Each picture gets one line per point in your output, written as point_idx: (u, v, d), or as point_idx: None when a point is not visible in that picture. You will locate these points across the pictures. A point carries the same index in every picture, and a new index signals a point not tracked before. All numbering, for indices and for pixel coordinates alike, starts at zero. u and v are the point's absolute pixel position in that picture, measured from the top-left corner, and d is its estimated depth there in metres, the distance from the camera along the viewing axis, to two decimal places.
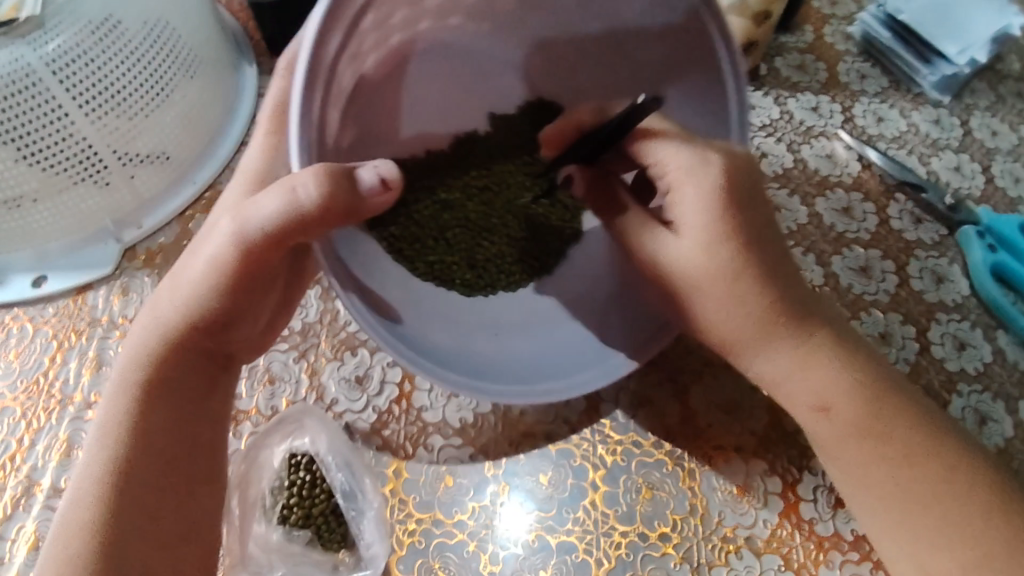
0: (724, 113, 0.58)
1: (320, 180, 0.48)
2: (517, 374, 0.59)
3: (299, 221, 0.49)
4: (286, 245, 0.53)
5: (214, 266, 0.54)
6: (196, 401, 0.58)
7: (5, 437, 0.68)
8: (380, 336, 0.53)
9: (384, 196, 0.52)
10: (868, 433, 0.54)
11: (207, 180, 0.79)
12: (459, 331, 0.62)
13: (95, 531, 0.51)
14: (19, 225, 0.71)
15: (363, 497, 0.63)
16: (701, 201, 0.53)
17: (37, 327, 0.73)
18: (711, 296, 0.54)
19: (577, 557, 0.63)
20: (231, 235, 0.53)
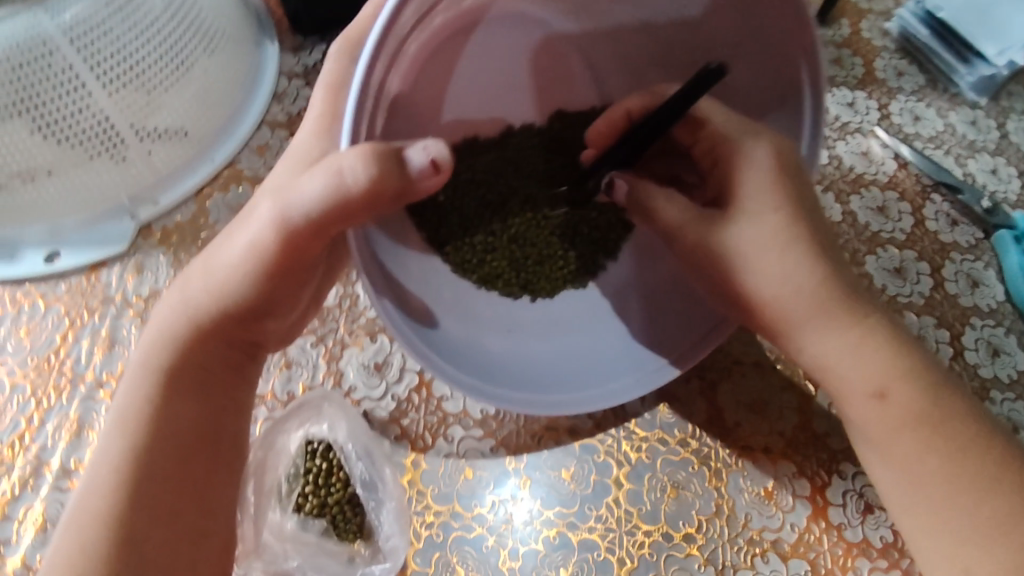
0: (797, 86, 0.57)
1: (367, 163, 0.46)
2: (535, 378, 0.59)
3: (345, 203, 0.48)
4: (324, 232, 0.52)
5: (253, 249, 0.53)
6: (222, 390, 0.56)
7: (14, 415, 0.67)
8: (400, 336, 0.54)
9: (436, 180, 0.48)
10: (915, 432, 0.51)
11: (226, 158, 0.76)
12: (477, 323, 0.61)
13: (111, 519, 0.49)
14: (33, 199, 0.69)
15: (383, 488, 0.62)
16: (762, 191, 0.54)
17: (49, 304, 0.72)
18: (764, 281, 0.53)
19: (599, 555, 0.61)
20: (272, 221, 0.52)
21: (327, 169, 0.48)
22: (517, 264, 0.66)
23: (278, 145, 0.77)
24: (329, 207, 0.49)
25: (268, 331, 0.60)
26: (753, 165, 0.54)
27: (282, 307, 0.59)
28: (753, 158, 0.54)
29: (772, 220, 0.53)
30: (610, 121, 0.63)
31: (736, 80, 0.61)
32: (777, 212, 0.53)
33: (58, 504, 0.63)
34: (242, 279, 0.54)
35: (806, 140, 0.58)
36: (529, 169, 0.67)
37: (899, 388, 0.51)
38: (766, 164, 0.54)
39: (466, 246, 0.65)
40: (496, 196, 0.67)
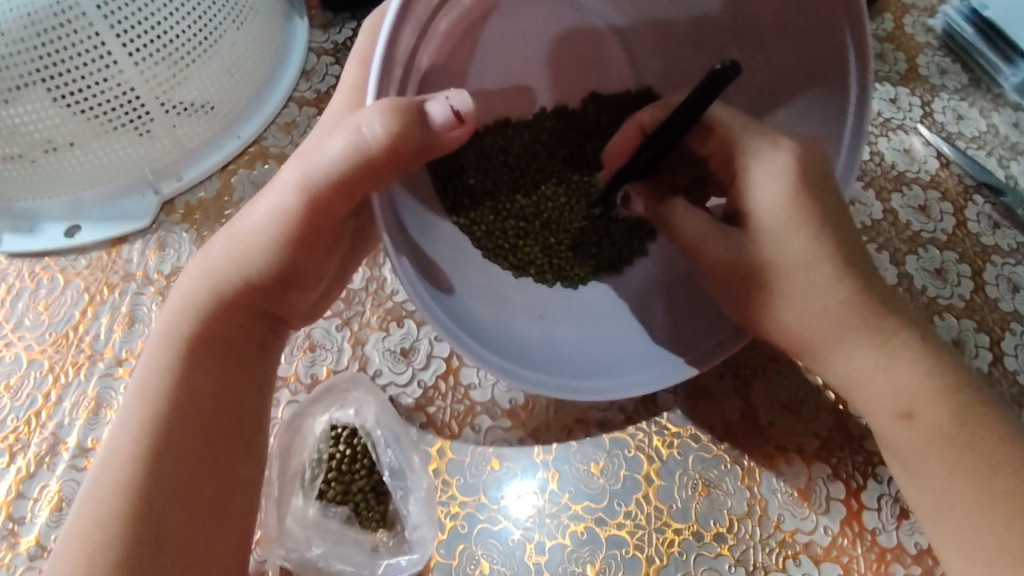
0: (838, 90, 0.54)
1: (387, 117, 0.45)
2: (565, 362, 0.56)
3: (366, 162, 0.47)
4: (353, 194, 0.50)
5: (278, 214, 0.52)
6: (244, 362, 0.54)
7: (31, 391, 0.65)
8: (424, 305, 0.51)
9: (460, 133, 0.47)
10: (957, 441, 0.49)
11: (252, 136, 0.74)
12: (504, 307, 0.59)
13: (129, 494, 0.47)
14: (55, 171, 0.67)
15: (412, 476, 0.61)
16: (787, 194, 0.50)
17: (68, 279, 0.70)
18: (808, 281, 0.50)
19: (628, 553, 0.59)
20: (299, 184, 0.51)
21: (350, 132, 0.47)
22: (550, 250, 0.64)
23: (306, 123, 0.76)
24: (355, 168, 0.48)
25: (291, 305, 0.58)
26: (771, 177, 0.51)
27: (306, 280, 0.57)
28: (772, 168, 0.51)
29: (796, 241, 0.51)
30: (624, 137, 0.60)
31: (776, 64, 0.59)
32: (800, 232, 0.50)
33: (74, 483, 0.62)
34: (267, 246, 0.53)
35: (847, 140, 0.54)
36: (564, 153, 0.66)
37: (926, 409, 0.49)
38: (787, 173, 0.51)
39: (497, 231, 0.63)
40: (525, 180, 0.65)
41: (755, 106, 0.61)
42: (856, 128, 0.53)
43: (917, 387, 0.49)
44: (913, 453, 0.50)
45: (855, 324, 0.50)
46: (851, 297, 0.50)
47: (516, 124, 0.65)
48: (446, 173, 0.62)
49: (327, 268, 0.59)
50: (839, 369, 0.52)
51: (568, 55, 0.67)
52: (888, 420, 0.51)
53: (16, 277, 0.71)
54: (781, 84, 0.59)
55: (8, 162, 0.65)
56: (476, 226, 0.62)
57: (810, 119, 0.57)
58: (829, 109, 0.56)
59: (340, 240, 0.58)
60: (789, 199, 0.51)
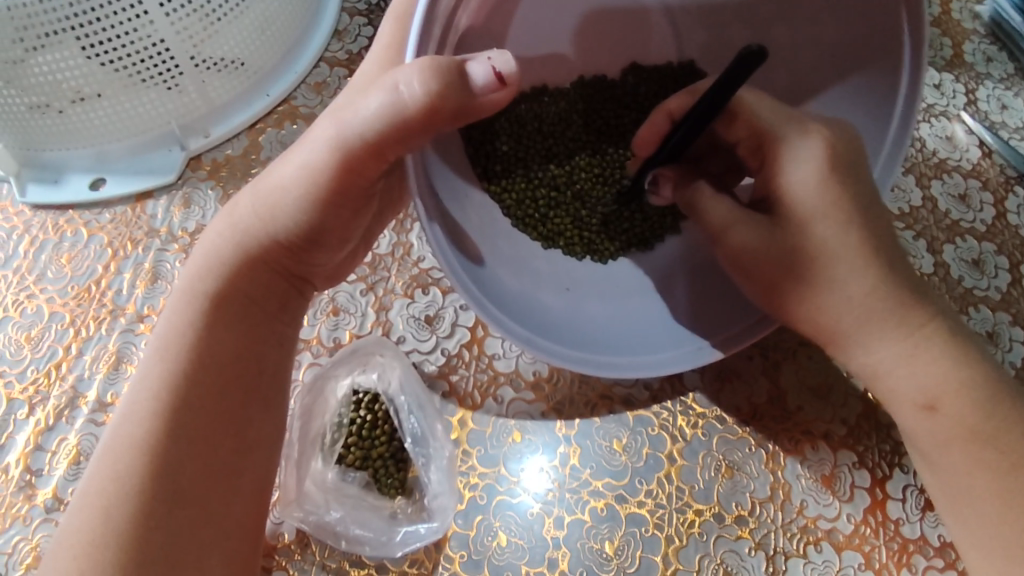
0: (889, 69, 0.52)
1: (426, 78, 0.44)
2: (592, 335, 0.55)
3: (402, 121, 0.46)
4: (386, 154, 0.49)
5: (308, 172, 0.50)
6: (267, 322, 0.54)
7: (52, 344, 0.65)
8: (452, 270, 0.50)
9: (500, 96, 0.46)
10: (992, 434, 0.48)
11: (281, 94, 0.73)
12: (531, 277, 0.58)
13: (147, 450, 0.46)
14: (82, 122, 0.66)
15: (434, 444, 0.60)
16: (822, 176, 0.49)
17: (92, 233, 0.69)
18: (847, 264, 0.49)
19: (647, 531, 0.59)
20: (330, 141, 0.49)
21: (385, 91, 0.46)
22: (581, 222, 0.64)
23: (336, 84, 0.74)
24: (387, 128, 0.47)
25: (317, 266, 0.57)
26: (800, 165, 0.50)
27: (332, 242, 0.56)
28: (802, 155, 0.50)
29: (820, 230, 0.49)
30: (650, 128, 0.58)
31: (825, 40, 0.57)
32: (826, 223, 0.49)
33: (92, 437, 0.61)
34: (296, 204, 0.52)
35: (895, 125, 0.52)
36: (600, 123, 0.65)
37: (950, 404, 0.48)
38: (817, 158, 0.49)
39: (527, 199, 0.63)
40: (558, 150, 0.64)
41: (800, 82, 0.59)
42: (908, 110, 0.52)
43: (939, 376, 0.48)
44: (934, 448, 0.49)
45: (878, 313, 0.48)
46: (886, 277, 0.49)
47: (553, 91, 0.65)
48: (480, 138, 0.61)
49: (354, 230, 0.58)
50: (861, 357, 0.50)
51: (611, 23, 0.65)
52: (909, 413, 0.49)
53: (39, 229, 0.70)
54: (828, 59, 0.57)
55: (35, 112, 0.64)
56: (507, 195, 0.62)
57: (856, 96, 0.56)
58: (876, 88, 0.54)
59: (369, 203, 0.57)
60: (819, 188, 0.49)
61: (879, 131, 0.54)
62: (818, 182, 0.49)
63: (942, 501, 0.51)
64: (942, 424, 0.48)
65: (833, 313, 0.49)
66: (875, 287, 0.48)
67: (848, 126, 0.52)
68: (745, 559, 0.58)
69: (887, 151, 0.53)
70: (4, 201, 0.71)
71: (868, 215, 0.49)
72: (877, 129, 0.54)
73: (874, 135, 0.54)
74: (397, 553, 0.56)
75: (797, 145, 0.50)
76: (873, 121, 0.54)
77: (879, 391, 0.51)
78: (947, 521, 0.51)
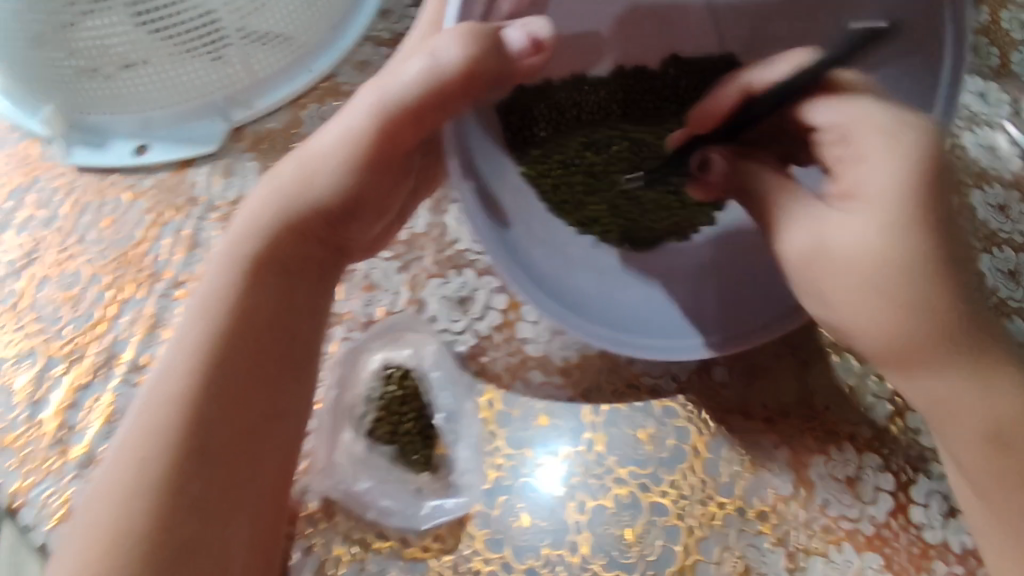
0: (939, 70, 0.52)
1: (464, 42, 0.48)
2: (616, 316, 0.57)
3: (439, 88, 0.50)
4: (424, 120, 0.52)
5: (349, 138, 0.53)
6: (305, 285, 0.54)
7: (90, 304, 0.66)
8: (484, 240, 0.52)
9: (533, 60, 0.50)
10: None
11: (325, 71, 0.74)
12: (562, 258, 0.59)
13: (184, 406, 0.47)
14: (127, 87, 0.67)
15: (464, 422, 0.61)
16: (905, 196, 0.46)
17: (134, 198, 0.70)
18: (919, 291, 0.46)
19: (668, 521, 0.59)
20: (369, 108, 0.52)
21: (425, 58, 0.50)
22: (617, 210, 0.64)
23: (380, 63, 0.75)
24: (425, 93, 0.50)
25: (356, 232, 0.58)
26: (878, 169, 0.47)
27: (369, 211, 0.57)
28: (878, 166, 0.47)
29: (878, 239, 0.47)
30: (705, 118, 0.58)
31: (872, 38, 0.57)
32: (882, 232, 0.47)
33: (126, 397, 0.62)
34: (339, 166, 0.53)
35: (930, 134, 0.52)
36: (639, 112, 0.67)
37: (988, 411, 0.47)
38: (901, 171, 0.47)
39: (563, 185, 0.64)
40: (597, 137, 0.66)
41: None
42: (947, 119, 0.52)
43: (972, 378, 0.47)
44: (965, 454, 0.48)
45: (938, 351, 0.47)
46: (952, 325, 0.46)
47: (592, 81, 0.67)
48: (518, 124, 0.63)
49: (393, 197, 0.59)
50: (927, 383, 0.48)
51: (646, 16, 0.68)
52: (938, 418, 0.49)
53: (83, 192, 0.71)
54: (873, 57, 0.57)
55: (82, 78, 0.66)
56: (544, 179, 0.63)
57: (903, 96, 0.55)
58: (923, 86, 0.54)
59: (405, 173, 0.58)
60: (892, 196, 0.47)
61: None
62: (891, 188, 0.47)
63: (982, 516, 0.50)
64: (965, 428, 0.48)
65: (904, 342, 0.47)
66: (948, 331, 0.46)
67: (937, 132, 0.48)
68: (766, 554, 0.58)
69: None
70: (50, 163, 0.72)
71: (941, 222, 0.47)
72: None
73: None
74: (422, 526, 0.58)
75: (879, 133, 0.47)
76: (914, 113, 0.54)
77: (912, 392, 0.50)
78: (983, 539, 0.50)
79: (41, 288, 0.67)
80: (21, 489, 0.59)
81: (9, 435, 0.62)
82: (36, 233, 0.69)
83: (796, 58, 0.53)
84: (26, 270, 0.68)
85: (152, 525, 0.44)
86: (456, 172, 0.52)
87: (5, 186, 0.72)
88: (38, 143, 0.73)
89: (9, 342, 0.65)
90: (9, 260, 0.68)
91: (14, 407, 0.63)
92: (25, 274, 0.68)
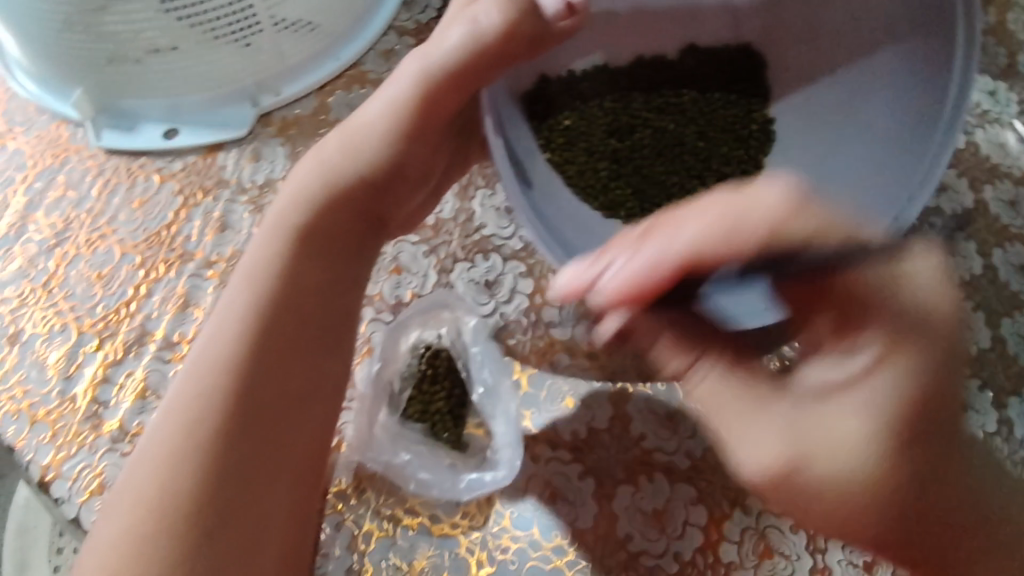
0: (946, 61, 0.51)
1: (505, 5, 0.52)
2: None
3: (479, 52, 0.53)
4: (468, 83, 0.54)
5: (394, 106, 0.55)
6: (348, 257, 0.55)
7: (122, 283, 0.67)
8: (516, 201, 0.53)
9: (568, 22, 0.53)
10: None
11: (352, 58, 0.75)
12: (590, 234, 0.59)
13: (232, 368, 0.48)
14: (157, 71, 0.68)
15: (504, 397, 0.62)
16: (867, 428, 0.38)
17: (163, 180, 0.71)
18: (844, 508, 0.40)
19: (693, 502, 0.58)
20: (413, 75, 0.54)
21: (465, 27, 0.54)
22: (642, 195, 0.66)
23: (404, 52, 0.76)
24: (467, 56, 0.53)
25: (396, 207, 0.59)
26: (868, 392, 0.39)
27: (411, 181, 0.59)
28: (870, 397, 0.39)
29: (857, 429, 0.39)
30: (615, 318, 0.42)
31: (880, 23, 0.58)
32: (862, 422, 0.39)
33: (159, 373, 0.63)
34: (380, 138, 0.55)
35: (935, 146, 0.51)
36: (660, 102, 0.69)
37: None
38: (881, 393, 0.38)
39: (589, 171, 0.65)
40: (619, 125, 0.68)
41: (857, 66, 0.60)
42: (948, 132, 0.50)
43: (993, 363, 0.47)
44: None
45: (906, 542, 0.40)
46: (924, 512, 0.39)
47: (613, 69, 0.68)
48: (543, 113, 0.65)
49: (432, 172, 0.60)
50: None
51: (658, 17, 0.69)
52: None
53: (113, 173, 0.72)
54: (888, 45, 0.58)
55: (113, 65, 0.68)
56: (567, 165, 0.64)
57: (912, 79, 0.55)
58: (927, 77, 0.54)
59: (448, 141, 0.60)
60: (887, 404, 0.38)
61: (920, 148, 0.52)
62: (874, 417, 0.38)
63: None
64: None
65: (863, 530, 0.40)
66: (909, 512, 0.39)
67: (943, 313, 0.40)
68: (787, 535, 0.57)
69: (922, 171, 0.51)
70: (80, 144, 0.74)
71: (944, 419, 0.39)
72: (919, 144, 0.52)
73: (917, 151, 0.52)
74: (461, 498, 0.59)
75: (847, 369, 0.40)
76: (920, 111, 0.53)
77: None
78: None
79: (73, 266, 0.68)
80: (55, 462, 0.60)
81: (42, 410, 0.62)
82: (68, 213, 0.71)
83: (689, 217, 0.40)
84: (58, 249, 0.69)
85: (199, 480, 0.45)
86: (490, 129, 0.53)
87: (37, 167, 0.74)
88: (67, 125, 0.75)
89: (41, 318, 0.66)
90: (41, 240, 0.70)
91: (48, 381, 0.63)
92: (57, 253, 0.69)
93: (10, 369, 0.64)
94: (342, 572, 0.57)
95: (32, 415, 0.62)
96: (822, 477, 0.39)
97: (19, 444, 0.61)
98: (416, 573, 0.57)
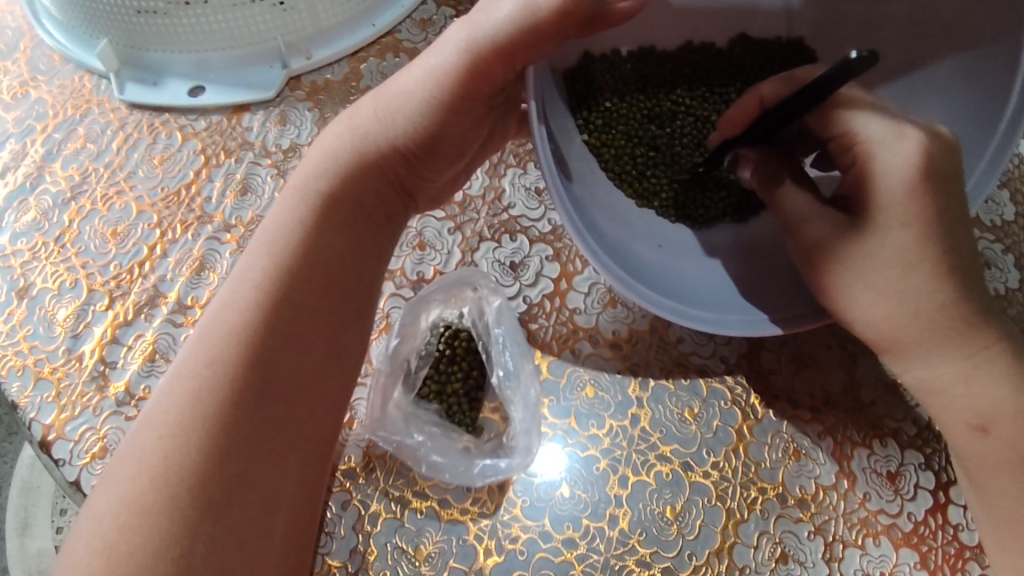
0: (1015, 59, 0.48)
1: None
2: (679, 291, 0.53)
3: (533, 29, 0.48)
4: (517, 59, 0.50)
5: (434, 76, 0.52)
6: (371, 228, 0.54)
7: (138, 242, 0.65)
8: (557, 193, 0.49)
9: (626, 7, 0.50)
10: None
11: (388, 25, 0.73)
12: (626, 229, 0.58)
13: (244, 338, 0.46)
14: (185, 26, 0.66)
15: (523, 381, 0.61)
16: (894, 192, 0.46)
17: (186, 138, 0.70)
18: (877, 288, 0.46)
19: (709, 502, 0.57)
20: (458, 45, 0.51)
21: None
22: (676, 186, 0.63)
23: (442, 22, 0.74)
24: (519, 32, 0.48)
25: (422, 178, 0.58)
26: (890, 151, 0.46)
27: (443, 156, 0.57)
28: (893, 152, 0.46)
29: (904, 240, 0.46)
30: (739, 109, 0.55)
31: (940, 13, 0.55)
32: (906, 231, 0.46)
33: (169, 337, 0.61)
34: (417, 108, 0.53)
35: (994, 145, 0.49)
36: (705, 89, 0.66)
37: (1009, 427, 0.46)
38: (891, 185, 0.46)
39: (627, 156, 0.63)
40: (659, 110, 0.65)
41: (912, 62, 0.57)
42: (1011, 138, 0.48)
43: (997, 399, 0.46)
44: (983, 472, 0.48)
45: (950, 328, 0.46)
46: (967, 295, 0.46)
47: (659, 54, 0.66)
48: (584, 93, 0.62)
49: (468, 147, 0.59)
50: (926, 372, 0.48)
51: (716, 10, 0.66)
52: (965, 435, 0.48)
53: (134, 127, 0.71)
54: (943, 37, 0.55)
55: (142, 16, 0.65)
56: (608, 153, 0.62)
57: (973, 76, 0.52)
58: (996, 73, 0.50)
59: (488, 118, 0.58)
60: (906, 172, 0.45)
61: (981, 147, 0.50)
62: (903, 188, 0.46)
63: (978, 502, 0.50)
64: (995, 447, 0.47)
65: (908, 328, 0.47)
66: (960, 290, 0.46)
67: (939, 147, 0.46)
68: (803, 542, 0.55)
69: (988, 159, 0.49)
70: (102, 96, 0.72)
71: (953, 187, 0.45)
72: (981, 143, 0.50)
73: (976, 149, 0.50)
74: (476, 483, 0.57)
75: (879, 128, 0.47)
76: (976, 122, 0.51)
77: (946, 409, 0.48)
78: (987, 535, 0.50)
79: (88, 221, 0.67)
80: (57, 422, 0.58)
81: (47, 366, 0.60)
82: (86, 165, 0.69)
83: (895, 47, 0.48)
84: (73, 202, 0.68)
85: (202, 451, 0.43)
86: (535, 116, 0.48)
87: (58, 118, 0.72)
88: (90, 76, 0.73)
89: (52, 273, 0.65)
90: (56, 192, 0.68)
91: (54, 339, 0.62)
92: (72, 207, 0.68)
93: (17, 323, 0.63)
94: (346, 552, 0.55)
95: (37, 371, 0.60)
96: (867, 246, 0.47)
97: (21, 401, 0.59)
98: (421, 558, 0.55)
